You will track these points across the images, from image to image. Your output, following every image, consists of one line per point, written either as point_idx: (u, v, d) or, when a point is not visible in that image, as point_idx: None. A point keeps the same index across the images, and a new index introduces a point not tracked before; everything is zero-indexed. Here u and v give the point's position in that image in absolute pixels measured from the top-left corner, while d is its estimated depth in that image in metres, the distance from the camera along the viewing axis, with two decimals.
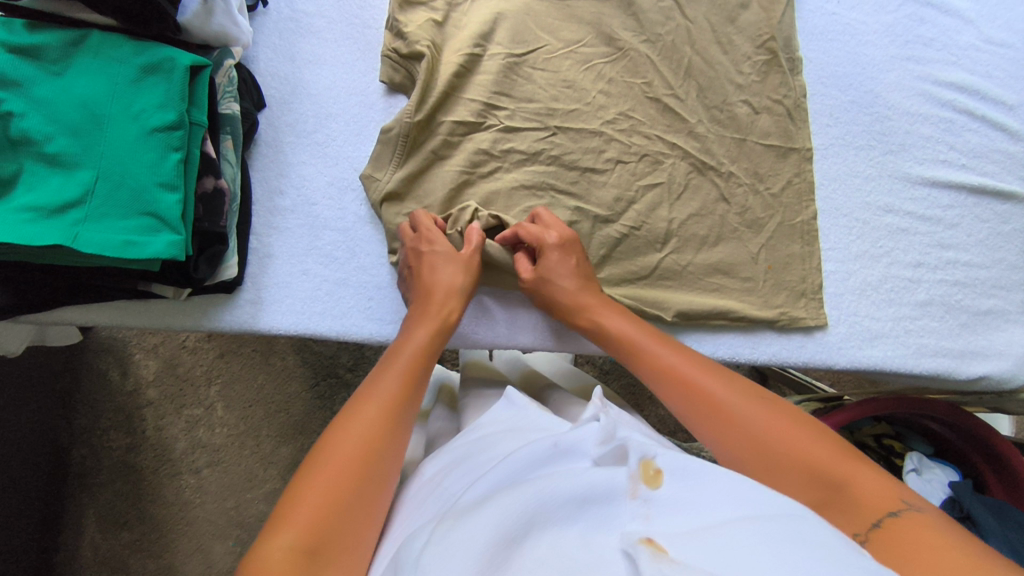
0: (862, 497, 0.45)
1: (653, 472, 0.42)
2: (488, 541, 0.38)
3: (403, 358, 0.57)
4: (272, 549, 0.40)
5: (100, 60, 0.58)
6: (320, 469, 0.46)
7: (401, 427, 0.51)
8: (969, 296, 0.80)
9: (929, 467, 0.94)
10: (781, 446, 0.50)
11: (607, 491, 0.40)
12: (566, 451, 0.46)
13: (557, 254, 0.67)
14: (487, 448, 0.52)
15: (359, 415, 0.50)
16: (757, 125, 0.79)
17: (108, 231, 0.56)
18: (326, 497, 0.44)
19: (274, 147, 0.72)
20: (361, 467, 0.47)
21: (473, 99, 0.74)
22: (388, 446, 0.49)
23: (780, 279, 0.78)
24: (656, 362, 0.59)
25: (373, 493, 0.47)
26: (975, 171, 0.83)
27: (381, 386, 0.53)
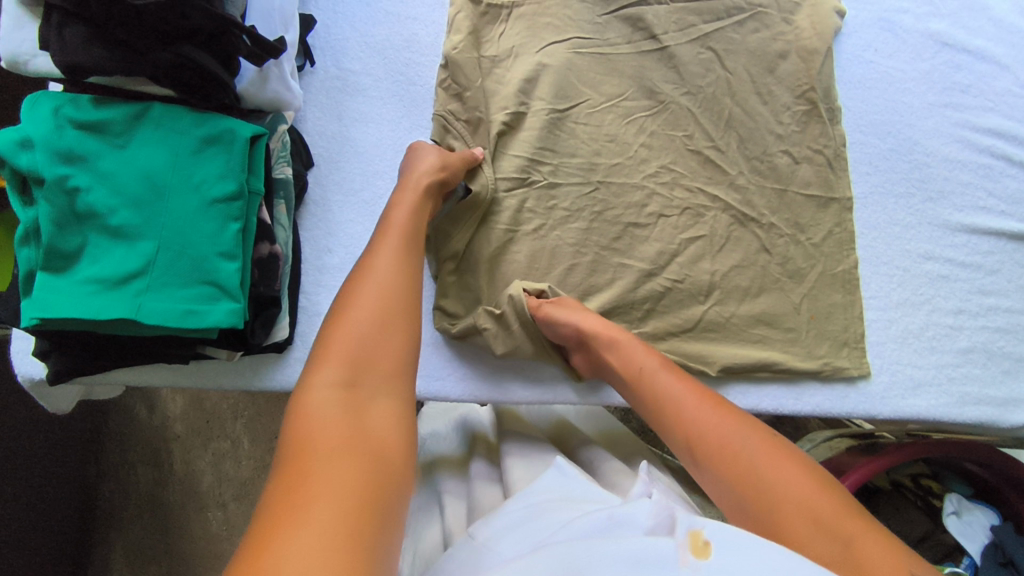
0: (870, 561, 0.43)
1: (702, 544, 0.41)
2: None
3: (396, 235, 0.59)
4: (315, 389, 0.46)
5: (162, 131, 0.59)
6: (342, 319, 0.50)
7: (407, 277, 0.55)
8: (1011, 343, 0.80)
9: (969, 509, 0.93)
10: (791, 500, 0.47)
11: (656, 560, 0.40)
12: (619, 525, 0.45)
13: (573, 305, 0.68)
14: (538, 516, 0.49)
15: (367, 275, 0.54)
16: (797, 174, 0.80)
17: (169, 301, 0.57)
18: (354, 337, 0.49)
19: (323, 206, 0.73)
20: (380, 313, 0.51)
21: (518, 155, 0.74)
22: (401, 292, 0.53)
23: (822, 329, 0.78)
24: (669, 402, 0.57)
25: (398, 330, 0.51)
26: (1015, 217, 0.84)
27: (383, 254, 0.57)
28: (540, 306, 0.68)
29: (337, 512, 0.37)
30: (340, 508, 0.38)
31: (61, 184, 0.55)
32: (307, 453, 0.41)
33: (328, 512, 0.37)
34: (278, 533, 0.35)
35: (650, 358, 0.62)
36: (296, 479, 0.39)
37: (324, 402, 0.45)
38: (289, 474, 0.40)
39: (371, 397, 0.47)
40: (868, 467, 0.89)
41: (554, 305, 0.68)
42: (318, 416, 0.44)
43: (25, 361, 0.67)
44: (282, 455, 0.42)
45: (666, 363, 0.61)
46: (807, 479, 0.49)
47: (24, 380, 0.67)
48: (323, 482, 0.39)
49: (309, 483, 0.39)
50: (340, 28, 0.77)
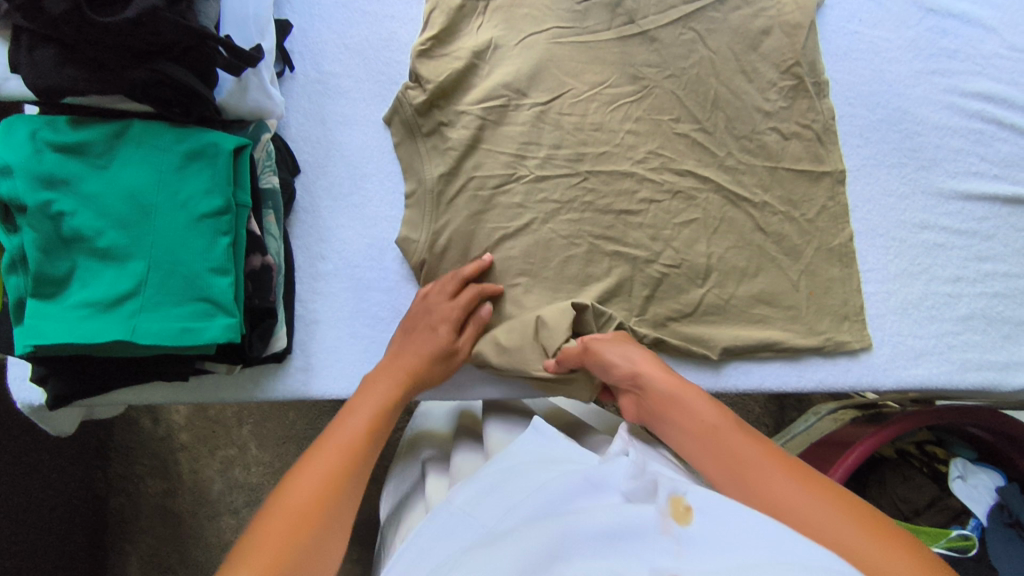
0: None
1: (684, 508, 0.43)
2: None
3: (372, 402, 0.60)
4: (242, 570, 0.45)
5: (144, 149, 0.58)
6: (294, 488, 0.51)
7: (362, 460, 0.55)
8: (1010, 307, 0.81)
9: (974, 473, 0.94)
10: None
11: (637, 527, 0.42)
12: (597, 486, 0.48)
13: (614, 343, 0.64)
14: (518, 476, 0.51)
15: (312, 459, 0.54)
16: (787, 151, 0.79)
17: (164, 320, 0.57)
18: (295, 509, 0.49)
19: (312, 213, 0.72)
20: (315, 501, 0.50)
21: (503, 151, 0.74)
22: (346, 475, 0.53)
23: (822, 304, 0.78)
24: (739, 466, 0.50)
25: (332, 520, 0.50)
26: (1009, 180, 0.83)
27: (348, 425, 0.57)
28: (587, 348, 0.65)
29: None
30: None
31: (44, 210, 0.54)
32: None
33: None
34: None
35: (719, 413, 0.55)
36: None
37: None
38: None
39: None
40: (874, 439, 0.88)
41: (602, 343, 0.64)
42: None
43: (23, 388, 0.66)
44: None
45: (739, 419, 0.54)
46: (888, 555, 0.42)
47: (24, 406, 0.67)
48: None
49: None
50: (317, 31, 0.76)
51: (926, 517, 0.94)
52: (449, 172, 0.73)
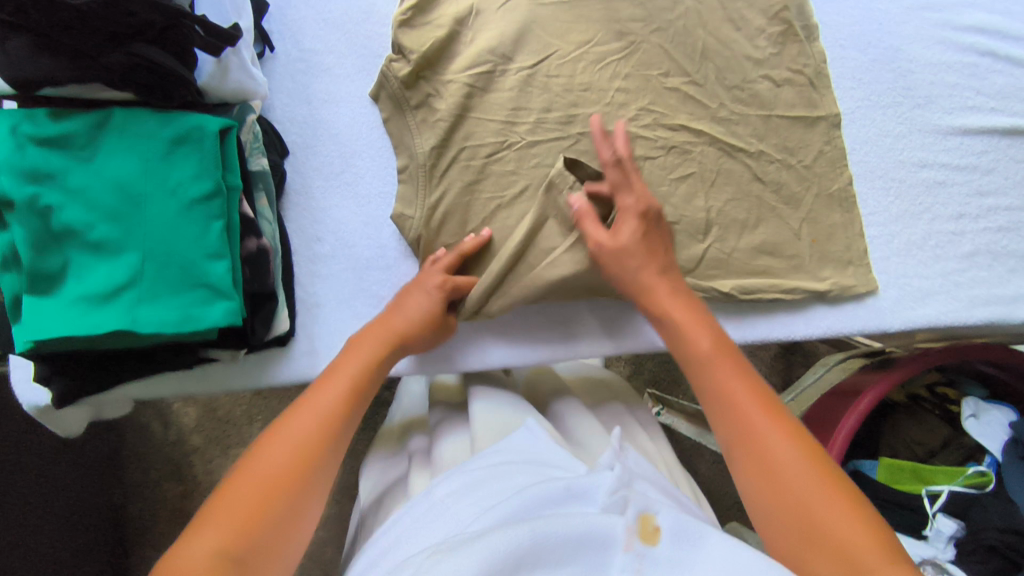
0: None
1: (651, 528, 0.44)
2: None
3: (349, 377, 0.58)
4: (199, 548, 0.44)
5: (127, 136, 0.57)
6: (259, 464, 0.51)
7: (337, 434, 0.54)
8: (1014, 241, 0.80)
9: (986, 409, 0.94)
10: (867, 556, 0.45)
11: (603, 539, 0.43)
12: (578, 496, 0.47)
13: (629, 230, 0.66)
14: (499, 480, 0.52)
15: (284, 430, 0.53)
16: (780, 98, 0.78)
17: (164, 309, 0.56)
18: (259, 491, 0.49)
19: (305, 194, 0.71)
20: (284, 476, 0.50)
21: (493, 119, 0.73)
22: (319, 446, 0.53)
23: (825, 251, 0.77)
24: (742, 420, 0.53)
25: (302, 499, 0.50)
26: (1006, 113, 0.82)
27: (325, 394, 0.56)
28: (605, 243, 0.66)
29: None
30: None
31: (32, 205, 0.54)
32: None
33: None
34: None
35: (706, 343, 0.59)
36: None
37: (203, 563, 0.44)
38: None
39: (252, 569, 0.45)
40: (885, 383, 0.88)
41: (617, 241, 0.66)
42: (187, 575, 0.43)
43: (29, 389, 0.66)
44: None
45: (727, 347, 0.59)
46: (863, 522, 0.47)
47: (31, 408, 0.66)
48: None
49: None
50: (294, 8, 0.75)
51: (943, 457, 0.96)
52: (440, 144, 0.71)
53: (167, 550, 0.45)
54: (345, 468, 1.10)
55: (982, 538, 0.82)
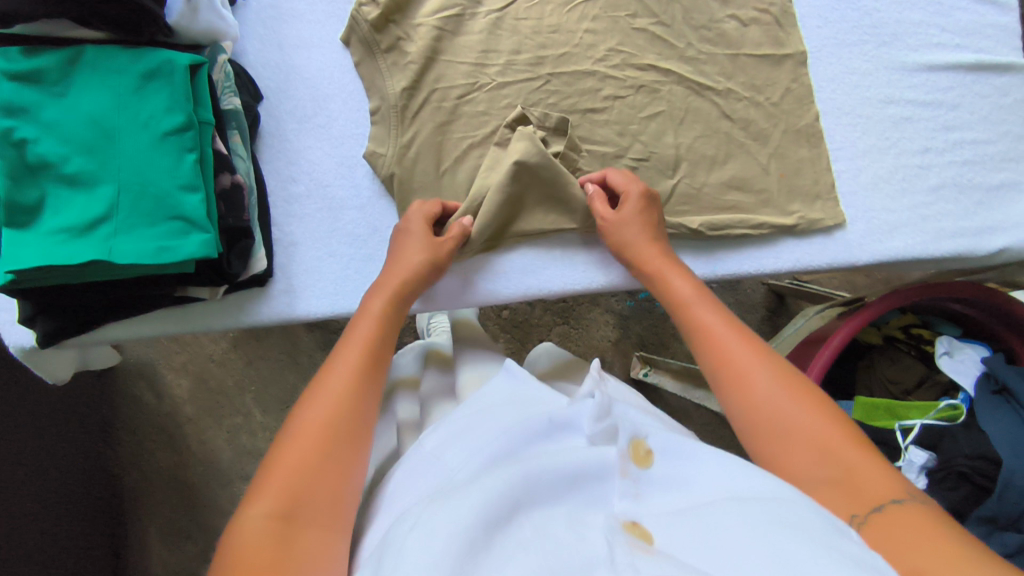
0: (868, 488, 0.47)
1: (645, 452, 0.49)
2: (471, 519, 0.42)
3: (368, 328, 0.61)
4: (251, 519, 0.46)
5: (100, 72, 0.58)
6: (296, 433, 0.52)
7: (367, 379, 0.57)
8: (980, 173, 0.82)
9: (960, 348, 0.95)
10: (841, 452, 0.49)
11: (599, 472, 0.47)
12: (563, 426, 0.52)
13: (636, 207, 0.69)
14: (486, 423, 0.54)
15: (319, 394, 0.55)
16: (746, 37, 0.79)
17: (140, 240, 0.58)
18: (297, 461, 0.50)
19: (279, 137, 0.73)
20: (327, 427, 0.52)
21: (463, 61, 0.74)
22: (353, 390, 0.55)
23: (793, 185, 0.78)
24: (720, 351, 0.58)
25: (345, 449, 0.52)
26: (970, 49, 0.84)
27: (348, 352, 0.59)
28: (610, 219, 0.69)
29: None
30: None
31: (7, 136, 0.55)
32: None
33: None
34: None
35: (688, 287, 0.65)
36: None
37: (259, 532, 0.46)
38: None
39: (309, 526, 0.47)
40: (858, 319, 0.89)
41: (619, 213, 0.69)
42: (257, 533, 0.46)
43: (13, 331, 0.67)
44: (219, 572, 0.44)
45: (703, 292, 0.64)
46: (836, 426, 0.51)
47: (17, 350, 0.68)
48: None
49: None
50: None
51: (918, 395, 0.96)
52: (411, 86, 0.73)
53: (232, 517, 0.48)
54: None
55: (952, 465, 0.84)
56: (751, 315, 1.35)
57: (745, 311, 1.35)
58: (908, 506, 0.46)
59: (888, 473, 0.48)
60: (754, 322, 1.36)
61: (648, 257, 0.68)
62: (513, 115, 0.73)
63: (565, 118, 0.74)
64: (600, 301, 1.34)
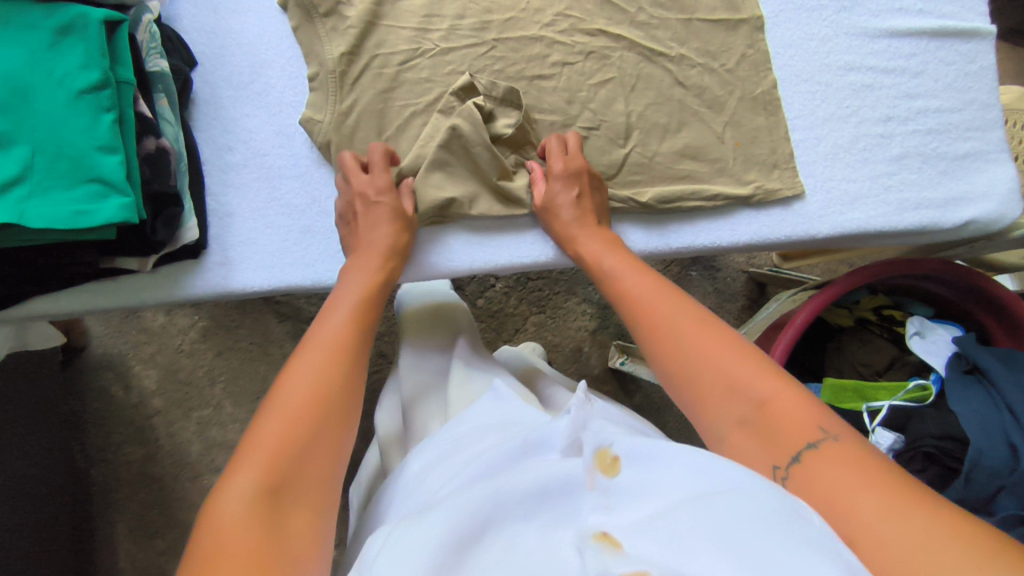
0: (781, 423, 0.47)
1: (611, 461, 0.42)
2: (439, 540, 0.39)
3: (346, 311, 0.59)
4: (230, 500, 0.42)
5: (9, 26, 0.55)
6: (275, 409, 0.48)
7: (347, 362, 0.54)
8: (944, 143, 0.79)
9: (932, 329, 0.92)
10: (753, 389, 0.50)
11: (565, 483, 0.41)
12: (536, 446, 0.47)
13: (562, 181, 0.69)
14: (465, 446, 0.52)
15: (288, 382, 0.51)
16: (700, 2, 0.77)
17: (56, 204, 0.55)
18: (278, 443, 0.46)
19: (214, 104, 0.71)
20: (312, 405, 0.49)
21: (405, 26, 0.72)
22: (339, 372, 0.52)
23: (749, 154, 0.76)
24: (647, 316, 0.60)
25: (325, 431, 0.49)
26: (934, 14, 0.81)
27: (325, 333, 0.56)
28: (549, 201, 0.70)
29: None
30: None
31: None
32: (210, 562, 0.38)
33: None
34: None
35: (618, 261, 0.66)
36: None
37: (241, 512, 0.41)
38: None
39: (293, 509, 0.44)
40: (825, 296, 0.86)
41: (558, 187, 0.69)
42: (232, 517, 0.41)
43: None
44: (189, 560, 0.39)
45: (633, 263, 0.66)
46: (756, 365, 0.51)
47: None
48: None
49: None
50: None
51: (889, 376, 0.94)
52: (350, 51, 0.70)
53: (210, 493, 0.43)
54: None
55: (918, 446, 0.81)
56: (730, 304, 1.32)
57: (724, 300, 1.31)
58: (824, 442, 0.45)
59: (803, 401, 0.48)
60: (733, 311, 1.32)
61: (560, 215, 0.69)
62: (460, 82, 0.70)
63: (514, 89, 0.71)
64: (577, 289, 1.29)
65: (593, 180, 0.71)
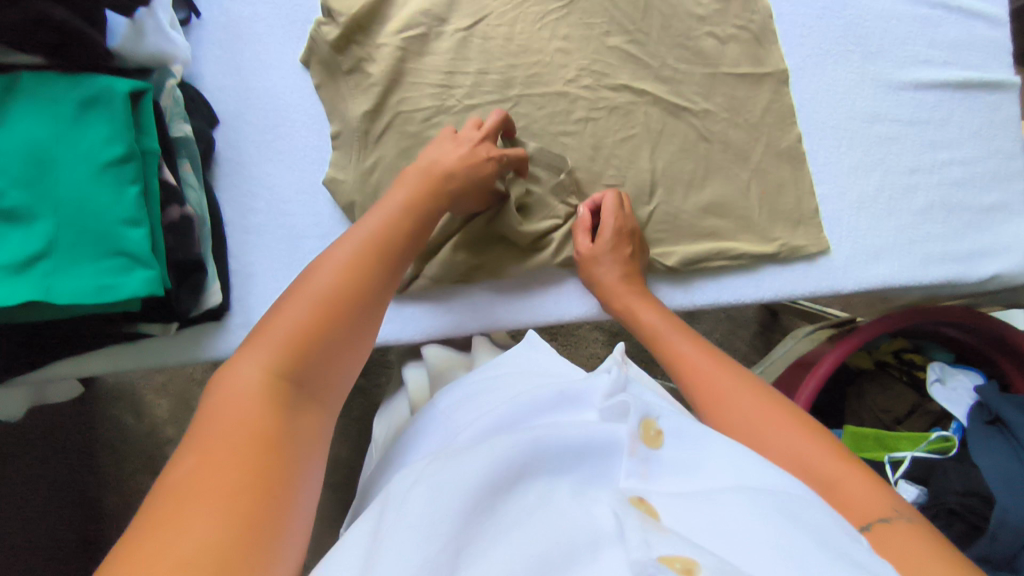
0: (853, 503, 0.45)
1: (654, 433, 0.44)
2: (479, 473, 0.37)
3: (384, 213, 0.56)
4: (243, 377, 0.40)
5: (36, 101, 0.55)
6: (298, 296, 0.46)
7: (377, 264, 0.51)
8: (970, 194, 0.78)
9: (952, 374, 0.92)
10: (824, 471, 0.47)
11: (605, 443, 0.43)
12: (573, 399, 0.48)
13: (610, 237, 0.68)
14: (496, 394, 0.52)
15: (316, 273, 0.48)
16: (725, 55, 0.77)
17: (80, 278, 0.54)
18: (293, 328, 0.44)
19: (236, 163, 0.70)
20: (336, 299, 0.47)
21: (428, 82, 0.71)
22: (367, 273, 0.50)
23: (774, 209, 0.75)
24: (699, 379, 0.58)
25: (345, 332, 0.46)
26: (959, 64, 0.81)
27: (358, 230, 0.54)
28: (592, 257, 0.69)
29: (233, 485, 0.34)
30: (237, 483, 0.34)
31: None
32: (214, 435, 0.36)
33: (225, 490, 0.33)
34: (171, 527, 0.31)
35: (664, 324, 0.65)
36: (203, 454, 0.35)
37: (247, 391, 0.40)
38: (199, 451, 0.35)
39: (302, 407, 0.42)
40: (848, 343, 0.86)
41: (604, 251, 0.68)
42: (238, 399, 0.39)
43: None
44: (192, 427, 0.38)
45: (674, 324, 0.65)
46: (822, 445, 0.49)
47: None
48: (210, 466, 0.34)
49: (209, 466, 0.34)
50: None
51: (909, 424, 0.94)
52: (374, 109, 0.70)
53: (220, 366, 0.42)
54: None
55: (942, 502, 0.80)
56: (743, 331, 1.29)
57: (736, 327, 1.29)
58: (896, 520, 0.43)
59: (877, 486, 0.46)
60: (745, 337, 1.30)
61: (603, 276, 0.68)
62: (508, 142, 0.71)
63: (563, 157, 0.72)
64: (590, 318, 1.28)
65: (641, 245, 0.71)
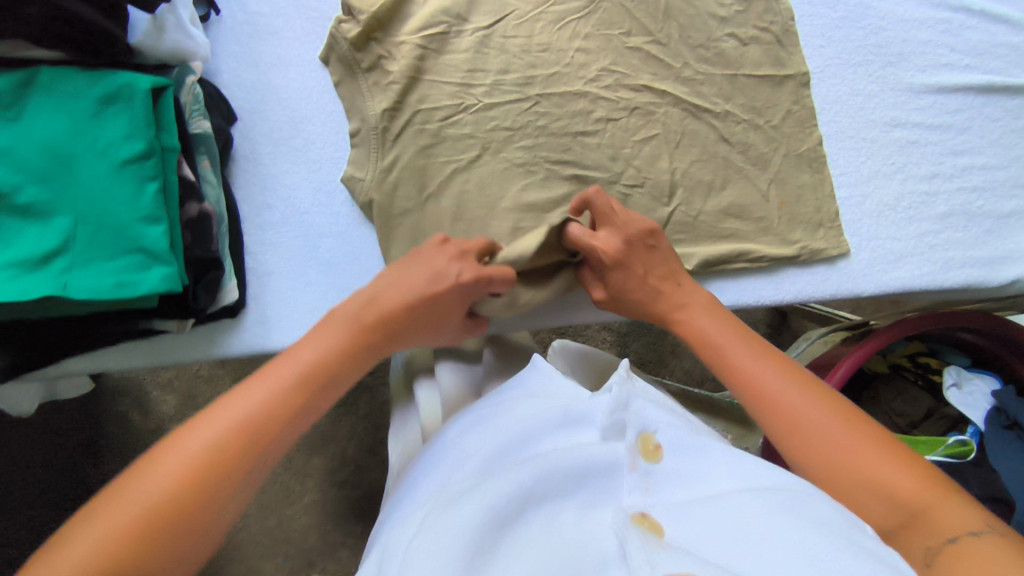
0: (942, 525, 0.44)
1: (653, 447, 0.43)
2: (475, 526, 0.36)
3: (286, 366, 0.51)
4: None
5: (55, 98, 0.55)
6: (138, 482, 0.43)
7: (250, 440, 0.47)
8: (991, 201, 0.77)
9: (969, 378, 0.90)
10: (910, 497, 0.46)
11: (608, 466, 0.41)
12: (577, 420, 0.46)
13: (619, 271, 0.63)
14: (505, 413, 0.50)
15: (173, 450, 0.45)
16: (746, 57, 0.76)
17: (97, 275, 0.53)
18: (113, 529, 0.41)
19: (253, 160, 0.70)
20: (176, 493, 0.43)
21: (448, 81, 0.70)
22: (231, 450, 0.46)
23: (795, 213, 0.74)
24: (756, 389, 0.55)
25: (186, 526, 0.43)
26: (981, 69, 0.81)
27: (248, 392, 0.49)
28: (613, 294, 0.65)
29: None
30: None
31: None
32: None
33: None
34: None
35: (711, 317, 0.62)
36: None
37: None
38: None
39: None
40: (866, 347, 0.84)
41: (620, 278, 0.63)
42: None
43: None
44: None
45: (711, 307, 0.63)
46: (903, 465, 0.47)
47: None
48: None
49: None
50: None
51: (924, 428, 0.93)
52: (393, 107, 0.69)
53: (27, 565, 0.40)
54: (318, 455, 1.06)
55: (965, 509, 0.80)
56: None
57: None
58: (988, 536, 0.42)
59: (970, 507, 0.44)
60: None
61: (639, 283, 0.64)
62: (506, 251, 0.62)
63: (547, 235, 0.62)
64: None
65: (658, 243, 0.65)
